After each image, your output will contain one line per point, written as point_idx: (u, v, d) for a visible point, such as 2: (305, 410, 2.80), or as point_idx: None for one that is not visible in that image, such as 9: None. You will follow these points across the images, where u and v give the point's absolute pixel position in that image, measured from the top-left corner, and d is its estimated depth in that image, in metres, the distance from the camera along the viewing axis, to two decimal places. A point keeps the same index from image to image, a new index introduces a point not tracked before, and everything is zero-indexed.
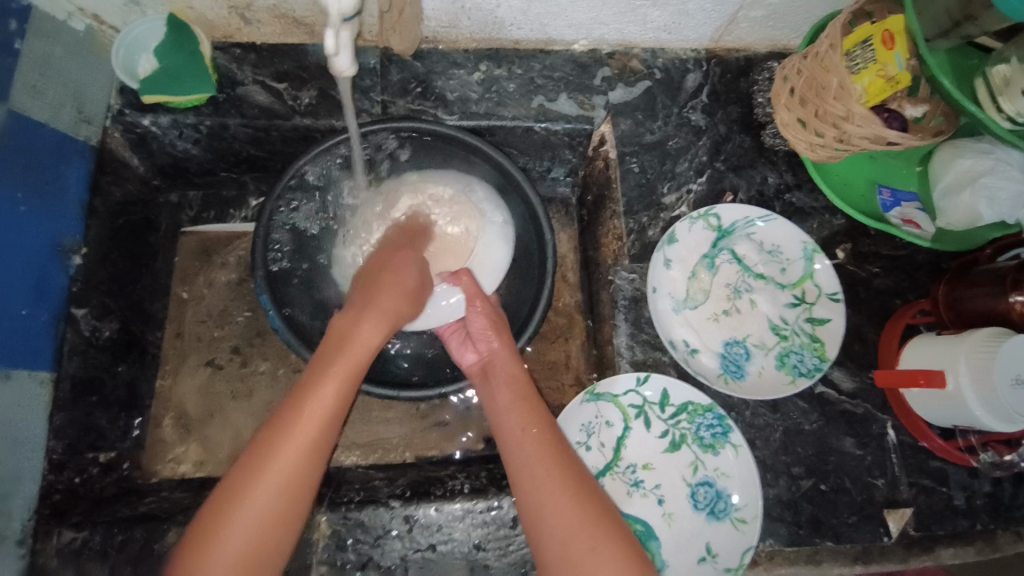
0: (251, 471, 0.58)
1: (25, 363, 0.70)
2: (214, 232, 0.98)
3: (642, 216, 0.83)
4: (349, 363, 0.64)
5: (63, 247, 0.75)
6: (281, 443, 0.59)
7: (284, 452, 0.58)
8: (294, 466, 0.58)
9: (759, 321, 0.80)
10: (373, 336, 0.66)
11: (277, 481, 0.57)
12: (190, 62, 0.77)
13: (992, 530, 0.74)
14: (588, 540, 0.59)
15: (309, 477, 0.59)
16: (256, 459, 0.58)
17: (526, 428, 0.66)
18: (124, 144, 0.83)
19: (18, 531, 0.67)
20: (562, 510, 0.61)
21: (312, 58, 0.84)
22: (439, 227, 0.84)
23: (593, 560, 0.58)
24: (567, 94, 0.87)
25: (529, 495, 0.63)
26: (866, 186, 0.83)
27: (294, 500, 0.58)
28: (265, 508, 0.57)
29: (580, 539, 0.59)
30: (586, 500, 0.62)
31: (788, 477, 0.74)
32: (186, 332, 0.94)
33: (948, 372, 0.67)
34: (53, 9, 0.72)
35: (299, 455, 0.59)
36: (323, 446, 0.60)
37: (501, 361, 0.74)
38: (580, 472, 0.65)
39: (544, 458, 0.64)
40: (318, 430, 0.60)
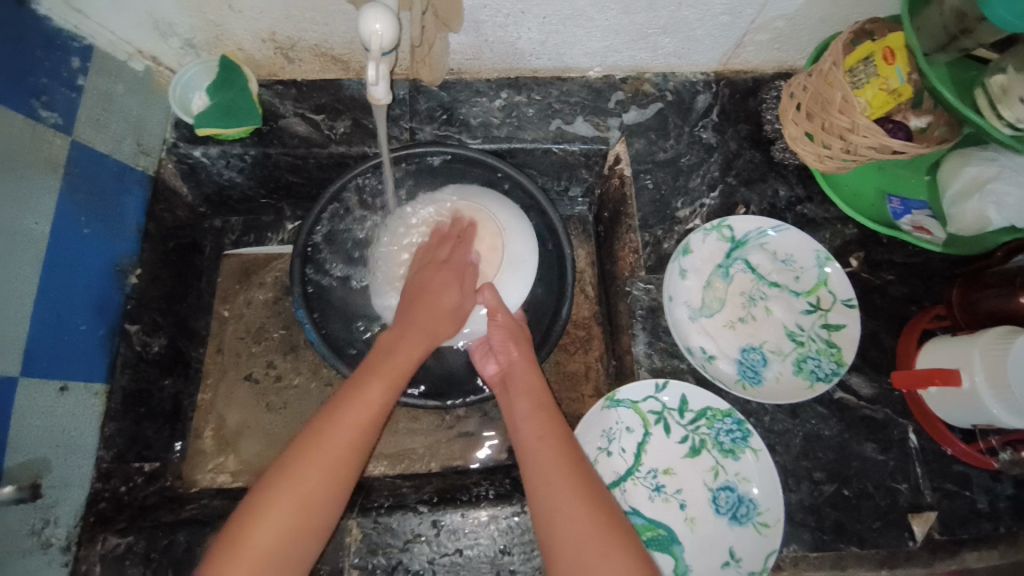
0: (297, 457, 0.62)
1: (82, 375, 0.75)
2: (252, 254, 1.04)
3: (657, 229, 0.86)
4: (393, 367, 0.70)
5: (120, 268, 0.81)
6: (311, 455, 0.62)
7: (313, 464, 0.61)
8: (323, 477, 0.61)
9: (775, 328, 0.82)
10: (415, 348, 0.73)
11: (312, 479, 0.61)
12: (238, 96, 0.84)
13: (1017, 536, 0.74)
14: (601, 550, 0.60)
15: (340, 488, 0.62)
16: (282, 469, 0.61)
17: (542, 437, 0.69)
18: (175, 174, 0.90)
19: (65, 538, 0.71)
20: (577, 520, 0.62)
21: (347, 92, 0.91)
22: (473, 238, 0.83)
23: (604, 567, 0.59)
24: (583, 117, 0.92)
25: (540, 497, 0.65)
26: (876, 196, 0.86)
27: (316, 508, 0.61)
28: (303, 499, 0.60)
29: (591, 547, 0.60)
30: (603, 515, 0.63)
31: (810, 482, 0.75)
32: (225, 347, 0.99)
33: (963, 371, 0.68)
34: (115, 51, 0.80)
35: (327, 467, 0.62)
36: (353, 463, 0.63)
37: (520, 371, 0.77)
38: (601, 485, 0.66)
39: (559, 467, 0.66)
40: (351, 448, 0.63)
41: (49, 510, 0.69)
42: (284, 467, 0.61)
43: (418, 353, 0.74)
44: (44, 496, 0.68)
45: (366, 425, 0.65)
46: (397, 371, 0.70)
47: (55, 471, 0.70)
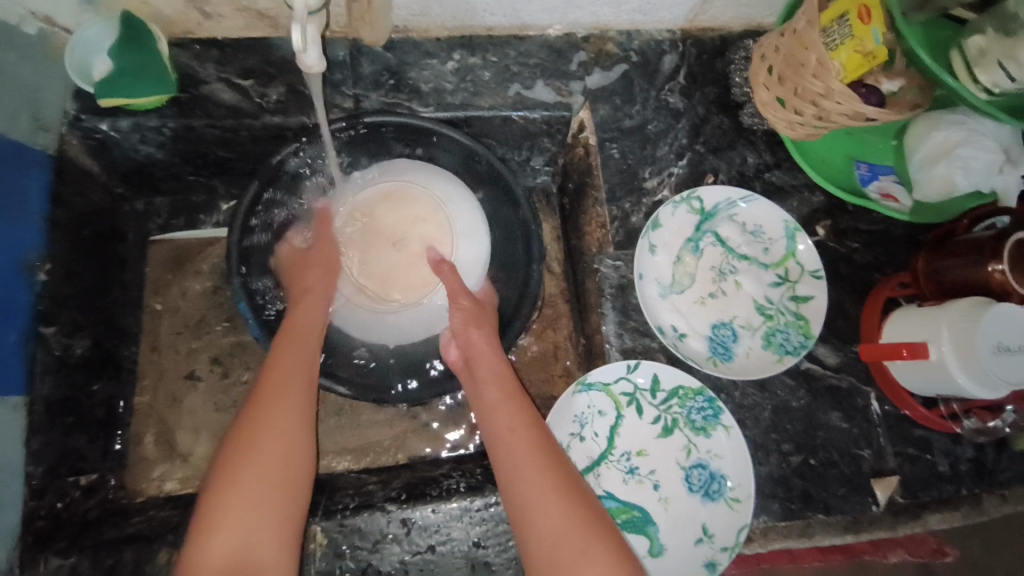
0: (241, 444, 0.61)
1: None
2: (185, 240, 0.93)
3: (625, 202, 0.82)
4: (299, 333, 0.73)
5: (26, 263, 0.71)
6: (249, 470, 0.59)
7: (250, 483, 0.58)
8: (268, 489, 0.59)
9: (745, 302, 0.80)
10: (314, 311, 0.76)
11: (263, 464, 0.60)
12: (146, 58, 0.73)
13: (976, 494, 0.76)
14: (580, 540, 0.58)
15: (290, 493, 0.60)
16: (219, 495, 0.57)
17: (513, 428, 0.66)
18: (83, 151, 0.78)
19: (7, 560, 0.64)
20: (552, 512, 0.60)
21: (278, 53, 0.80)
22: (411, 219, 0.83)
23: (585, 563, 0.57)
24: (544, 80, 0.85)
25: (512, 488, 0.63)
26: (844, 162, 0.83)
27: (274, 501, 0.59)
28: (260, 485, 0.58)
29: (569, 543, 0.58)
30: (574, 498, 0.61)
31: (779, 454, 0.75)
32: (162, 345, 0.89)
33: (931, 343, 0.68)
34: (4, 15, 0.67)
35: (267, 474, 0.59)
36: (296, 463, 0.61)
37: (485, 360, 0.73)
38: (565, 466, 0.64)
39: (525, 453, 0.64)
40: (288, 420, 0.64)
41: None
42: (219, 493, 0.58)
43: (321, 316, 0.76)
44: None
45: (292, 417, 0.64)
46: (302, 332, 0.73)
47: None
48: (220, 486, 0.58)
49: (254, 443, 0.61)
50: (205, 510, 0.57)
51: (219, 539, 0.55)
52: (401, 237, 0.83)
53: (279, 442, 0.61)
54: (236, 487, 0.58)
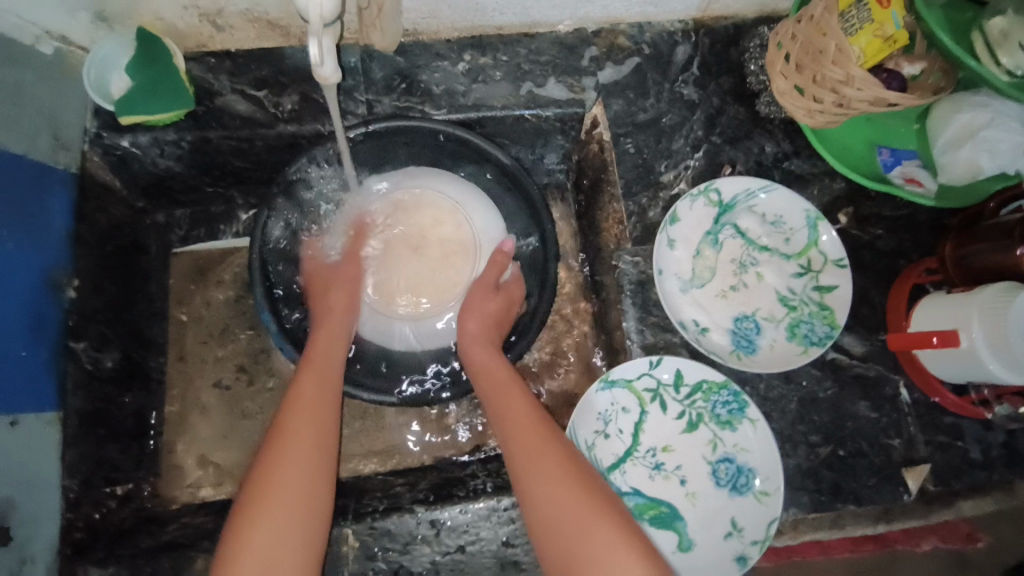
0: (271, 453, 0.62)
1: (31, 405, 0.67)
2: (203, 250, 0.95)
3: (642, 197, 0.82)
4: (323, 347, 0.74)
5: (54, 280, 0.72)
6: (278, 476, 0.60)
7: (279, 495, 0.59)
8: (298, 496, 0.60)
9: (767, 294, 0.79)
10: (337, 325, 0.78)
11: (291, 471, 0.61)
12: (163, 72, 0.74)
13: (1012, 482, 0.75)
14: (606, 536, 0.58)
15: (319, 504, 0.61)
16: (251, 502, 0.59)
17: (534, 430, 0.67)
18: (104, 167, 0.79)
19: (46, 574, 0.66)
20: (575, 510, 0.60)
21: (290, 62, 0.80)
22: (432, 224, 0.87)
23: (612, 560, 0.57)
24: (555, 78, 0.85)
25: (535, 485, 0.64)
26: (865, 148, 0.81)
27: (304, 504, 0.60)
28: (289, 491, 0.60)
29: (595, 539, 0.58)
30: (600, 498, 0.61)
31: (806, 446, 0.75)
32: (187, 354, 0.90)
33: (961, 332, 0.67)
34: (20, 35, 0.68)
35: (296, 480, 0.61)
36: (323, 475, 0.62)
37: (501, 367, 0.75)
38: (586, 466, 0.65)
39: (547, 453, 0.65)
40: (315, 428, 0.65)
41: (24, 549, 0.64)
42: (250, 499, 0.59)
43: (343, 330, 0.78)
44: (14, 537, 0.63)
45: (319, 425, 0.65)
46: (325, 346, 0.75)
47: (22, 508, 0.64)
48: (250, 500, 0.59)
49: (282, 452, 0.62)
50: (237, 518, 0.59)
51: (250, 553, 0.56)
52: (426, 244, 0.87)
53: (305, 455, 0.62)
54: (267, 493, 0.59)
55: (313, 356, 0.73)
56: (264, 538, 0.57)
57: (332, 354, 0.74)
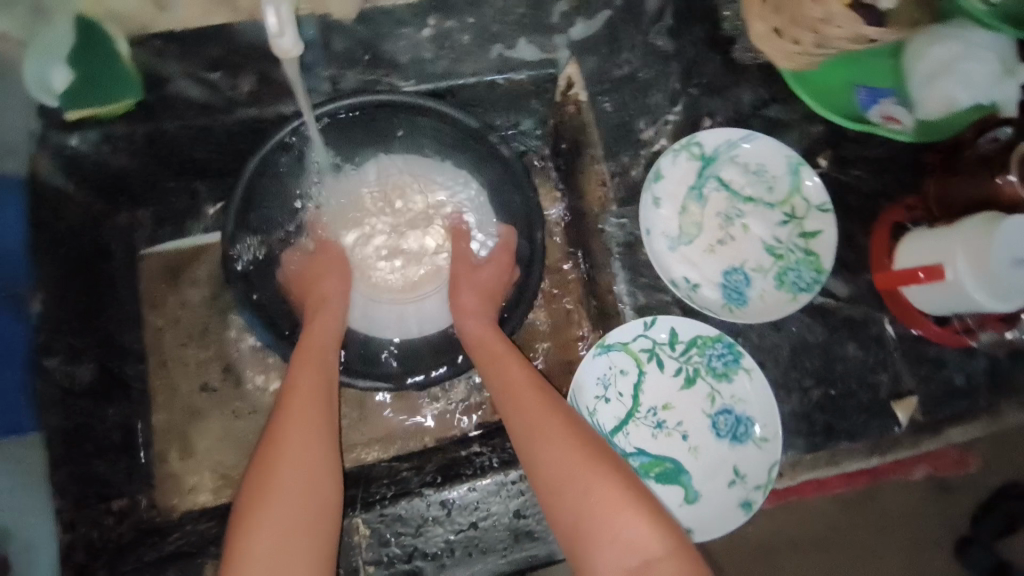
0: (270, 446, 0.61)
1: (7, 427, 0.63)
2: (174, 250, 0.90)
3: (624, 156, 0.81)
4: (315, 339, 0.73)
5: (14, 294, 0.67)
6: (279, 467, 0.59)
7: (281, 497, 0.57)
8: (302, 486, 0.59)
9: (754, 245, 0.79)
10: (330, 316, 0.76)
11: (292, 461, 0.60)
12: (107, 62, 0.70)
13: (994, 405, 0.78)
14: (616, 492, 0.59)
15: (326, 492, 0.59)
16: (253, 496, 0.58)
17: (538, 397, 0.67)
18: (55, 169, 0.74)
19: None
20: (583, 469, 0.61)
21: (243, 39, 0.73)
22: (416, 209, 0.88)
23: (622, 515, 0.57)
24: (526, 38, 0.82)
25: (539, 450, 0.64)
26: (844, 89, 0.80)
27: (308, 494, 0.59)
28: (292, 482, 0.58)
29: (605, 497, 0.59)
30: (606, 457, 0.62)
31: (800, 390, 0.76)
32: (169, 359, 0.86)
33: (946, 266, 0.68)
34: None
35: (298, 470, 0.59)
36: (325, 480, 0.60)
37: (499, 339, 0.75)
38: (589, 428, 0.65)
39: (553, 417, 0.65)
40: (313, 419, 0.64)
41: None
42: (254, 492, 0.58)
43: (335, 322, 0.76)
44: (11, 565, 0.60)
45: (316, 416, 0.64)
46: (316, 337, 0.73)
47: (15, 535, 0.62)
48: (247, 511, 0.57)
49: (282, 444, 0.61)
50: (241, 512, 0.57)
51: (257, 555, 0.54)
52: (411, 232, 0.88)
53: (303, 458, 0.60)
54: (270, 486, 0.58)
55: (306, 349, 0.71)
56: (270, 530, 0.56)
57: (326, 345, 0.72)
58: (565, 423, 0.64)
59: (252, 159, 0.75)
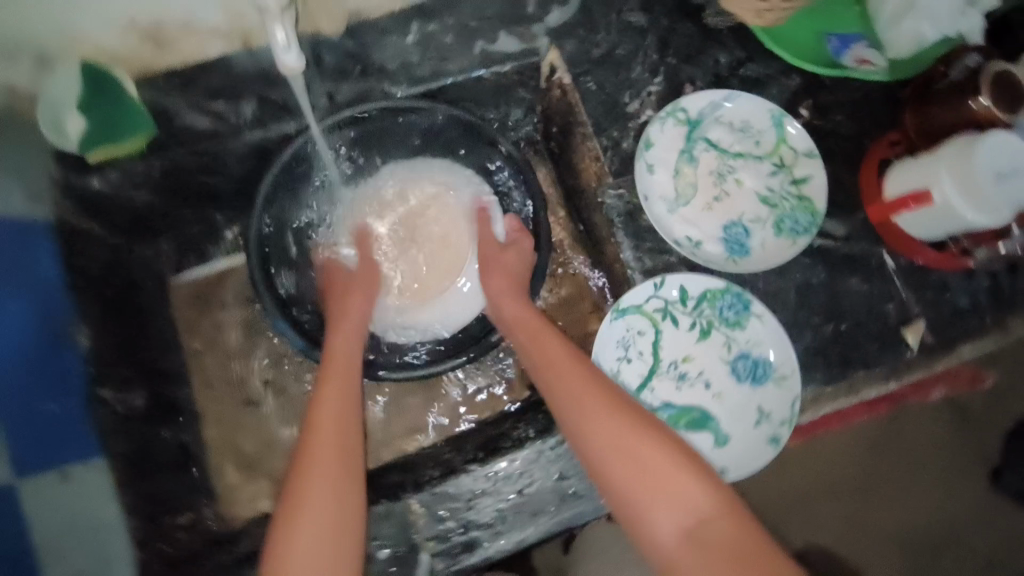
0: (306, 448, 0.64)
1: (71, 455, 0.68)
2: (198, 277, 0.94)
3: (613, 131, 0.83)
4: (341, 346, 0.76)
5: (61, 332, 0.72)
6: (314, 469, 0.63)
7: (316, 496, 0.61)
8: (335, 484, 0.62)
9: (749, 198, 0.83)
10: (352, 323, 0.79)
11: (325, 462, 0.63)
12: (119, 106, 0.73)
13: (1004, 318, 0.81)
14: (653, 454, 0.61)
15: (354, 489, 0.63)
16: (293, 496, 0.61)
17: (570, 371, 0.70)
18: (80, 214, 0.78)
19: None
20: (618, 434, 0.63)
21: (238, 68, 0.79)
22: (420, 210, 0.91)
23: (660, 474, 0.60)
24: (505, 30, 0.85)
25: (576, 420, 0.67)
26: (815, 39, 0.84)
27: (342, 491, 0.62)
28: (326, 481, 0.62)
29: (643, 459, 0.61)
30: (641, 422, 0.64)
31: (811, 329, 0.80)
32: (212, 379, 0.91)
33: (932, 189, 0.71)
34: None
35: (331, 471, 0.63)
36: (355, 491, 0.63)
37: (525, 323, 0.78)
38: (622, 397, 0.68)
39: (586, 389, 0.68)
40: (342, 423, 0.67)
41: None
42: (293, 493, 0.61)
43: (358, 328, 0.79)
44: None
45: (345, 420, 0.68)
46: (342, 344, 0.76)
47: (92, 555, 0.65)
48: (288, 510, 0.60)
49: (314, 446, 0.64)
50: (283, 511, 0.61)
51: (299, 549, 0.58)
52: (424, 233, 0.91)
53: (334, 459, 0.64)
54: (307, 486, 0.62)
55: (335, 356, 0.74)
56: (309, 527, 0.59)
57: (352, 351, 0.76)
58: (596, 399, 0.66)
59: (259, 197, 0.81)
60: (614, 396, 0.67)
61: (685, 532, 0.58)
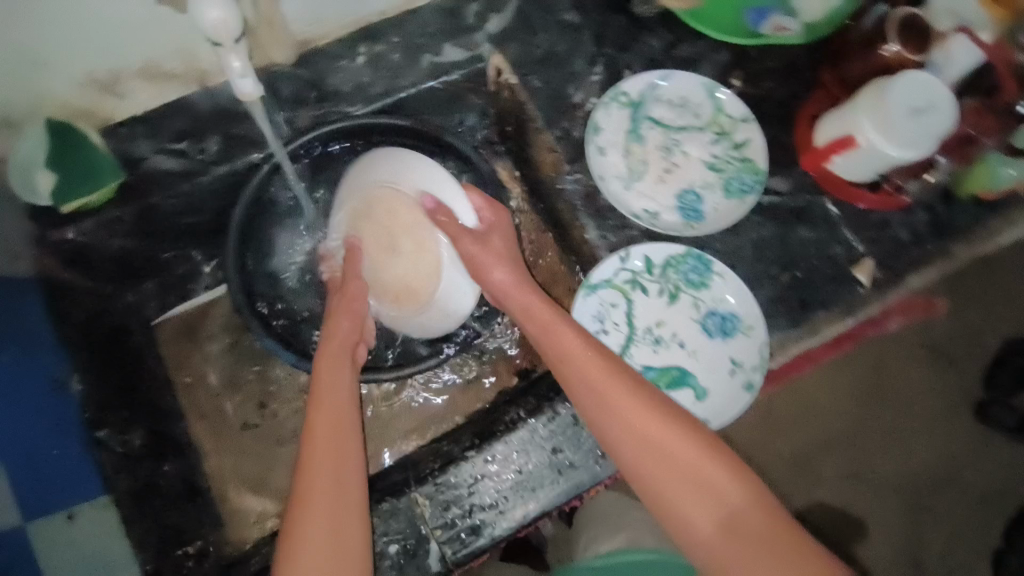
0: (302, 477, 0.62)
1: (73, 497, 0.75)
2: (183, 313, 0.97)
3: (563, 122, 0.88)
4: (334, 362, 0.72)
5: (56, 379, 0.76)
6: (310, 500, 0.60)
7: (315, 528, 0.58)
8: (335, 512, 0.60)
9: (697, 167, 0.88)
10: (346, 329, 0.76)
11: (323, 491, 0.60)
12: (89, 157, 0.76)
13: (946, 246, 0.87)
14: (685, 450, 0.60)
15: (353, 516, 0.61)
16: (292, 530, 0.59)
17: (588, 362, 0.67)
18: (60, 266, 0.80)
19: None
20: (648, 432, 0.62)
21: (200, 107, 0.82)
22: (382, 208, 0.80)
23: (693, 470, 0.59)
24: (450, 42, 0.90)
25: (599, 417, 0.65)
26: (736, 14, 0.90)
27: (342, 519, 0.60)
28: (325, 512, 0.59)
29: (675, 455, 0.60)
30: (669, 418, 0.62)
31: (771, 280, 0.85)
32: (206, 410, 0.93)
33: (856, 134, 0.77)
34: None
35: (331, 500, 0.60)
36: (354, 520, 0.60)
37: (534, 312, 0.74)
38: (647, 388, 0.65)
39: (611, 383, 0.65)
40: (340, 448, 0.64)
41: None
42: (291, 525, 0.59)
43: (350, 339, 0.75)
44: None
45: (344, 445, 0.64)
46: (337, 359, 0.72)
47: None
48: (286, 544, 0.58)
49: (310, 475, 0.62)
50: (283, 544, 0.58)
51: None
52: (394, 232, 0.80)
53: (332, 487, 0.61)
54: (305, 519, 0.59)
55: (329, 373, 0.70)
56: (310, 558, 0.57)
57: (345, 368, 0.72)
58: (623, 396, 0.64)
59: (233, 228, 0.85)
60: (640, 390, 0.65)
61: (727, 525, 0.57)
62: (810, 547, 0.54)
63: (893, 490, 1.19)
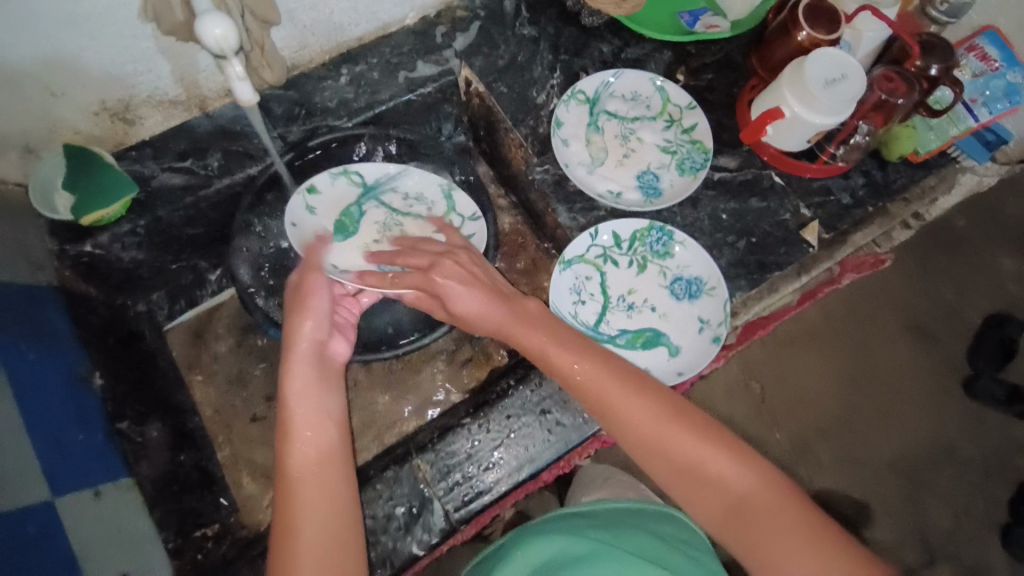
0: (287, 493, 0.64)
1: (88, 479, 0.73)
2: (190, 319, 1.04)
3: (528, 120, 0.98)
4: (302, 370, 0.70)
5: (80, 376, 0.80)
6: (298, 513, 0.63)
7: (308, 539, 0.62)
8: (325, 521, 0.63)
9: (652, 150, 0.98)
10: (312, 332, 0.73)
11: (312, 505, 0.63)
12: (104, 173, 0.84)
13: (882, 205, 0.97)
14: (690, 445, 0.65)
15: (346, 522, 0.64)
16: (287, 541, 0.61)
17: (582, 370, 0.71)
18: (77, 278, 0.88)
19: None
20: (650, 433, 0.66)
21: (201, 129, 0.91)
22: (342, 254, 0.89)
23: (697, 462, 0.64)
24: (421, 60, 1.02)
25: (604, 419, 0.69)
26: (670, 18, 1.02)
27: (336, 527, 0.63)
28: (317, 522, 0.63)
29: (679, 450, 0.65)
30: (668, 418, 0.66)
31: (729, 246, 0.94)
32: (218, 405, 0.99)
33: (783, 107, 0.87)
34: None
35: (320, 513, 0.63)
36: (346, 523, 0.64)
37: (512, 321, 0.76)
38: (646, 388, 0.69)
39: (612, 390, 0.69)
40: (322, 459, 0.66)
41: None
42: (285, 536, 0.62)
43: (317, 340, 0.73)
44: None
45: (327, 456, 0.67)
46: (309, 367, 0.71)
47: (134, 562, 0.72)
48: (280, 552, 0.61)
49: (297, 486, 0.64)
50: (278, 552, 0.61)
51: None
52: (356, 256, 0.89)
53: (320, 499, 0.64)
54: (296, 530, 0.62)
55: (298, 384, 0.70)
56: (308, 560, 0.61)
57: (318, 374, 0.71)
58: (623, 399, 0.68)
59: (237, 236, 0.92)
60: (640, 391, 0.68)
61: (731, 508, 0.62)
62: (816, 524, 0.59)
63: (889, 467, 1.29)
